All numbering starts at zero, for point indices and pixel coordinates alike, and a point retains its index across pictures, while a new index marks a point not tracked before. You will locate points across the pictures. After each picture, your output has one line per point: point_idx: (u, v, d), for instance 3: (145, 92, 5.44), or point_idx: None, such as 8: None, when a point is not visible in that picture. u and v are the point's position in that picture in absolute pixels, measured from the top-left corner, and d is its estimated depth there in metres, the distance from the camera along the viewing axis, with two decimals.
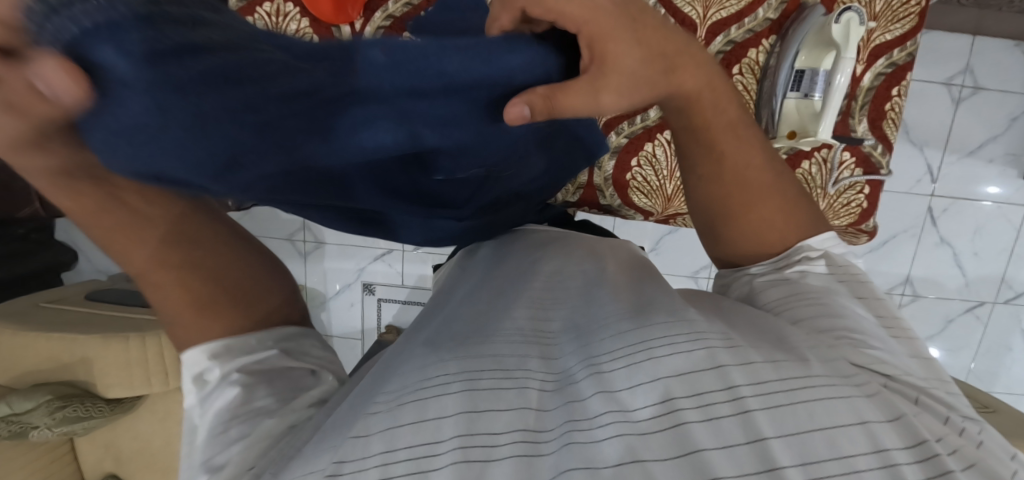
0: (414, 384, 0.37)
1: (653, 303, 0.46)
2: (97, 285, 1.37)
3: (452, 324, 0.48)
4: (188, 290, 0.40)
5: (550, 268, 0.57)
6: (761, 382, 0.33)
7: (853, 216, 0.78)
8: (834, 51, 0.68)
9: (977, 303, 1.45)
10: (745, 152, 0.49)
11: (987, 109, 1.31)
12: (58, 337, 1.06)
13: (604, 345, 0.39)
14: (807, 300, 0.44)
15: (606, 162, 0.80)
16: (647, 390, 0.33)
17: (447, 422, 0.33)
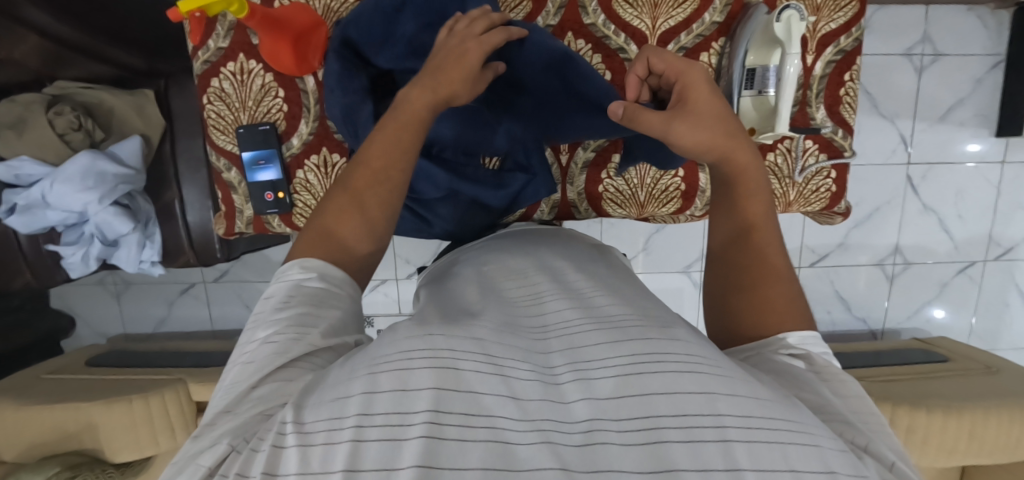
0: (395, 353, 0.37)
1: (654, 315, 0.47)
2: (96, 349, 1.37)
3: (443, 307, 0.50)
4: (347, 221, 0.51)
5: (539, 265, 0.61)
6: (749, 417, 0.33)
7: (825, 200, 0.79)
8: (780, 49, 0.69)
9: (968, 264, 1.46)
10: (771, 250, 0.53)
11: (950, 74, 1.33)
12: (63, 407, 1.07)
13: (594, 353, 0.40)
14: (786, 372, 0.43)
15: (578, 177, 0.83)
16: (626, 405, 0.35)
17: (422, 395, 0.34)
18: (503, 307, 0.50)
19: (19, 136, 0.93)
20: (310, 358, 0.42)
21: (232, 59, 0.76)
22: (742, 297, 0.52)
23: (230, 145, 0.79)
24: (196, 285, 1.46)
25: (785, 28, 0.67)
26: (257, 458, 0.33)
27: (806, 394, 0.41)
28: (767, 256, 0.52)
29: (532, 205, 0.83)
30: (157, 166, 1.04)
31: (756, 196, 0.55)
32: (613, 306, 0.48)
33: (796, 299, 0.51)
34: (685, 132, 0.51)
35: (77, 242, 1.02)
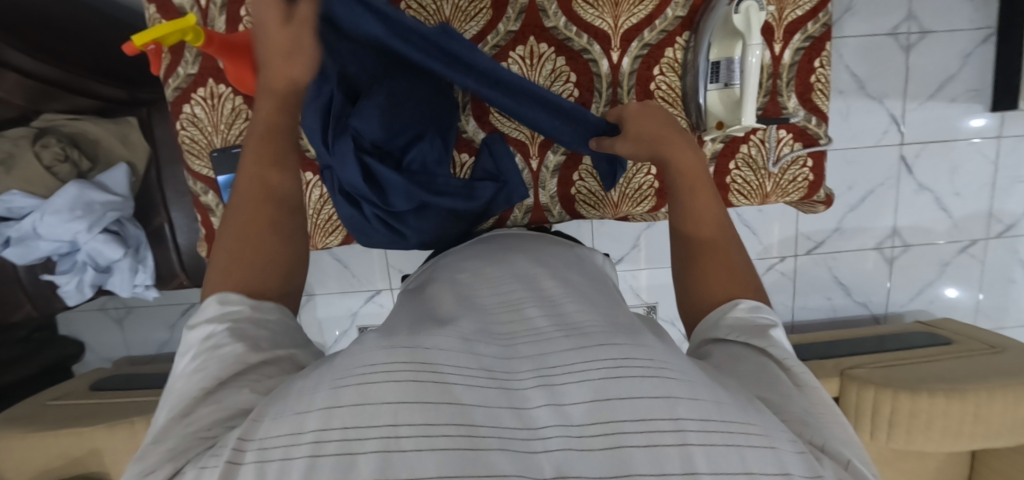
0: (361, 367, 0.36)
1: (624, 324, 0.48)
2: (101, 374, 1.39)
3: (414, 317, 0.50)
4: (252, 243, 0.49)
5: (515, 272, 0.61)
6: (708, 421, 0.35)
7: (803, 189, 0.81)
8: (742, 40, 0.71)
9: (970, 242, 1.43)
10: (715, 228, 0.63)
11: (938, 51, 1.31)
12: (68, 433, 1.09)
13: (560, 358, 0.40)
14: (746, 362, 0.48)
15: (549, 181, 0.85)
16: (589, 411, 0.35)
17: (381, 410, 0.33)
18: (476, 314, 0.50)
19: (7, 172, 0.94)
20: (246, 377, 0.41)
21: (202, 84, 0.77)
22: (704, 270, 0.60)
23: (205, 170, 0.81)
24: (195, 305, 1.47)
25: (745, 19, 0.70)
26: (211, 471, 0.32)
27: (769, 393, 0.44)
28: (720, 254, 0.60)
29: (506, 212, 0.84)
30: (145, 193, 1.06)
31: (699, 187, 0.64)
32: (581, 313, 0.49)
33: (741, 269, 0.59)
34: (626, 148, 0.69)
35: (70, 270, 1.04)
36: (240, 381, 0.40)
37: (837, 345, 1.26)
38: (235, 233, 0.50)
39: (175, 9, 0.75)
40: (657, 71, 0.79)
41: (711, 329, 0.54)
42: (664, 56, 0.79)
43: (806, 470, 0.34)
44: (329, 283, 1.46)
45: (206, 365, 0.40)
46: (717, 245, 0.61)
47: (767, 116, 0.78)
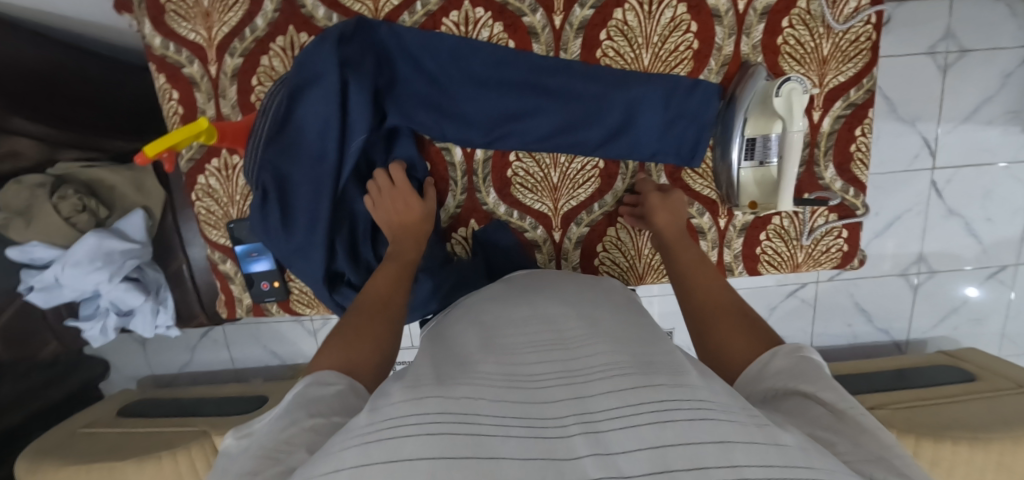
0: (390, 418, 0.38)
1: (652, 362, 0.49)
2: (127, 397, 1.43)
3: (443, 367, 0.50)
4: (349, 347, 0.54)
5: (543, 311, 0.62)
6: (768, 465, 0.33)
7: (836, 258, 0.81)
8: (780, 122, 0.69)
9: (999, 268, 1.39)
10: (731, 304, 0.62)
11: (976, 71, 1.24)
12: (100, 467, 1.12)
13: (600, 405, 0.41)
14: (790, 409, 0.46)
15: (572, 252, 0.84)
16: (642, 455, 0.34)
17: (421, 461, 0.33)
18: (499, 357, 0.52)
19: (27, 224, 0.94)
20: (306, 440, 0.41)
21: (214, 154, 0.71)
22: (733, 333, 0.57)
23: (223, 239, 0.75)
24: (215, 329, 1.49)
25: (785, 103, 0.67)
26: None
27: (822, 433, 0.42)
28: (738, 319, 0.59)
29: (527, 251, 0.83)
30: (162, 237, 1.07)
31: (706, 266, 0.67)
32: (604, 356, 0.50)
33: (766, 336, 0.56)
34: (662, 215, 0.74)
35: (94, 315, 1.05)
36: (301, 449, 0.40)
37: (856, 380, 1.24)
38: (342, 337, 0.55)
39: (184, 78, 0.72)
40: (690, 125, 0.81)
41: (760, 382, 0.52)
42: None
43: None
44: None
45: (279, 453, 0.40)
46: (727, 310, 0.60)
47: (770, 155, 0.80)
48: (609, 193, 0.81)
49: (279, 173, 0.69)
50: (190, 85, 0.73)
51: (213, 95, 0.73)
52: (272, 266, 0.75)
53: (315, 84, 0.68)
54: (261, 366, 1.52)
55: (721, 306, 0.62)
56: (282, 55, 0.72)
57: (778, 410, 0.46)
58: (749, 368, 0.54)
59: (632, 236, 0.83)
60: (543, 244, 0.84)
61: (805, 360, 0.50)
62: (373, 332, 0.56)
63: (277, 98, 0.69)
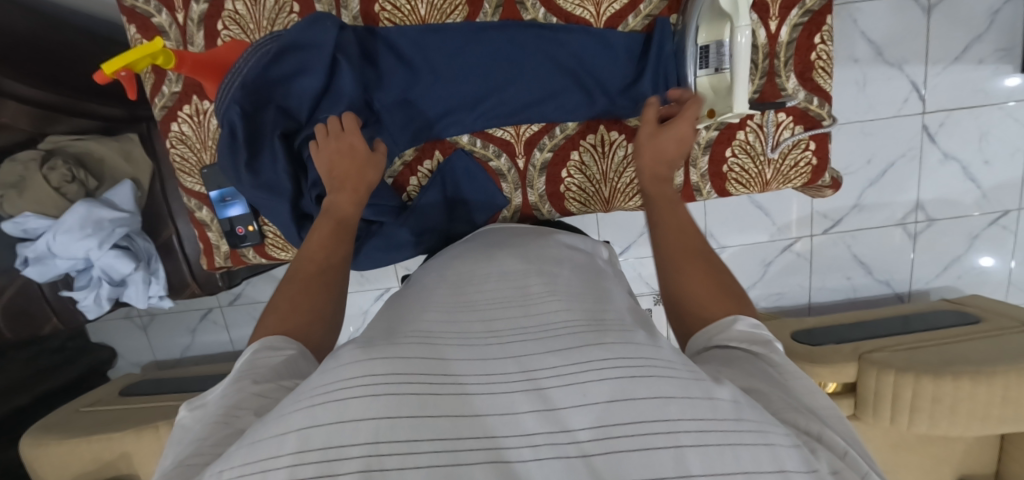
0: (336, 379, 0.33)
1: (605, 321, 0.46)
2: (131, 379, 1.46)
3: (390, 326, 0.48)
4: (299, 303, 0.54)
5: (501, 270, 0.61)
6: (702, 419, 0.32)
7: (806, 174, 0.80)
8: (729, 22, 0.68)
9: (1001, 213, 1.35)
10: (705, 266, 0.58)
11: (961, 10, 1.21)
12: (98, 439, 1.14)
13: (548, 359, 0.38)
14: (732, 365, 0.44)
15: (537, 180, 0.82)
16: (586, 413, 0.33)
17: (366, 424, 0.30)
18: (449, 314, 0.50)
19: (20, 194, 0.97)
20: (264, 400, 0.42)
21: (186, 101, 0.73)
22: (703, 283, 0.56)
23: (198, 186, 0.77)
24: (214, 310, 1.51)
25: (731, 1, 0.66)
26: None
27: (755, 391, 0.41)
28: (709, 266, 0.58)
29: (493, 180, 0.81)
30: (151, 206, 1.10)
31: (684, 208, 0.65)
32: (559, 313, 0.47)
33: (735, 300, 0.55)
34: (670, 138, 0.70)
35: (88, 285, 1.07)
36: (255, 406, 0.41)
37: (855, 327, 1.22)
38: (294, 290, 0.55)
39: (153, 27, 0.75)
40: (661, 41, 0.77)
41: (714, 336, 0.50)
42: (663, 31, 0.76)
43: (804, 466, 0.31)
44: None
45: (230, 418, 0.39)
46: (700, 247, 0.61)
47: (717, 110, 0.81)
48: (570, 115, 0.79)
49: (247, 112, 0.69)
50: (160, 35, 0.75)
51: (181, 43, 0.75)
52: (245, 209, 0.76)
53: (299, 48, 0.70)
54: None
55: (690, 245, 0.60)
56: None
57: (721, 362, 0.45)
58: (709, 326, 0.52)
59: (597, 160, 0.81)
60: (507, 173, 0.82)
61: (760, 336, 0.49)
62: (327, 279, 0.57)
63: (259, 49, 0.70)
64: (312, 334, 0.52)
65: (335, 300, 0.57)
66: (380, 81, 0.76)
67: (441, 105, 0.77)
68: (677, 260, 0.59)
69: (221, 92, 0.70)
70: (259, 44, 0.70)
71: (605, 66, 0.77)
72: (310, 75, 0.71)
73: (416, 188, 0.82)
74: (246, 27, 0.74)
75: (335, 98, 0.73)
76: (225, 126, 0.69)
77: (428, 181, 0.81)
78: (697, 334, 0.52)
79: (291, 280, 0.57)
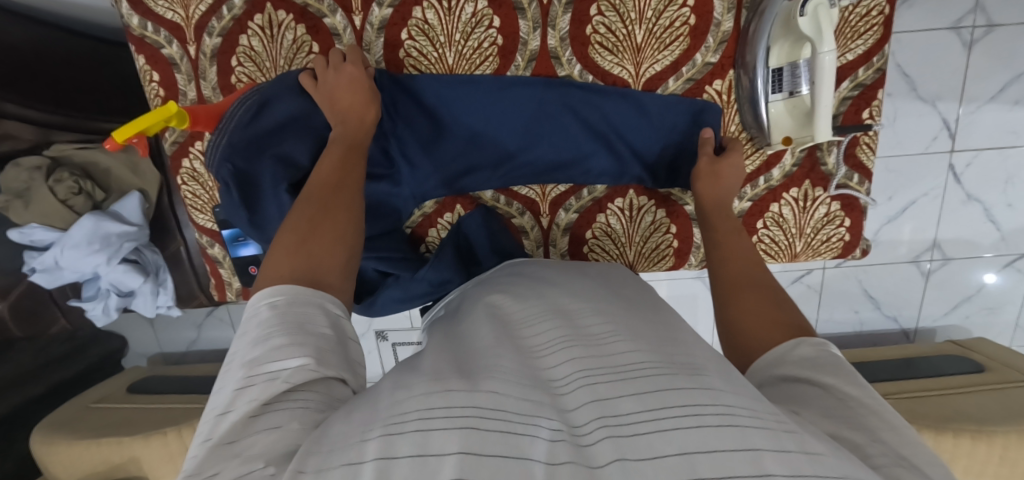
0: (409, 412, 0.37)
1: (679, 362, 0.45)
2: (137, 373, 1.46)
3: (446, 367, 0.47)
4: (304, 244, 0.50)
5: (557, 304, 0.58)
6: (799, 475, 0.30)
7: (837, 249, 0.80)
8: (809, 44, 0.65)
9: (1017, 257, 1.33)
10: (760, 294, 0.57)
11: (1003, 48, 1.16)
12: (107, 442, 1.16)
13: (622, 407, 0.38)
14: (808, 402, 0.43)
15: (561, 239, 0.82)
16: (671, 461, 0.32)
17: (446, 460, 0.32)
18: (515, 354, 0.48)
19: (26, 205, 0.95)
20: (292, 399, 0.40)
21: (199, 138, 0.71)
22: (758, 316, 0.55)
23: (209, 223, 0.75)
24: (219, 308, 1.51)
25: (813, 22, 0.63)
26: None
27: (850, 432, 0.39)
28: (758, 294, 0.57)
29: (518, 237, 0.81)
30: (160, 218, 1.08)
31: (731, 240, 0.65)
32: (631, 354, 0.46)
33: (791, 325, 0.52)
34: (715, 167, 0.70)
35: (96, 295, 1.08)
36: (289, 407, 0.39)
37: (860, 368, 1.22)
38: (299, 235, 0.51)
39: (162, 59, 0.74)
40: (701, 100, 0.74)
41: (777, 368, 0.48)
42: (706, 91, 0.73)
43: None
44: None
45: (237, 436, 0.37)
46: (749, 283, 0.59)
47: (769, 166, 0.76)
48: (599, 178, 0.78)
49: (241, 168, 0.67)
50: (171, 66, 0.74)
51: (193, 77, 0.74)
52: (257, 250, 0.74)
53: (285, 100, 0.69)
54: None
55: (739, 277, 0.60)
56: (261, 34, 0.71)
57: (785, 397, 0.44)
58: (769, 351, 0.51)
59: (623, 224, 0.81)
60: (531, 231, 0.82)
61: (827, 353, 0.47)
62: (333, 224, 0.53)
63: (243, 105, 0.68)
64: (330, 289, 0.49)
65: (347, 250, 0.53)
66: (398, 133, 0.73)
67: (461, 161, 0.76)
68: (725, 295, 0.59)
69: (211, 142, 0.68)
70: (242, 98, 0.69)
71: (625, 121, 0.74)
72: (304, 124, 0.70)
73: (434, 242, 0.82)
74: (261, 65, 0.73)
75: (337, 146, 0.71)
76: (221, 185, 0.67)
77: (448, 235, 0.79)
78: (760, 368, 0.50)
79: (295, 221, 0.53)
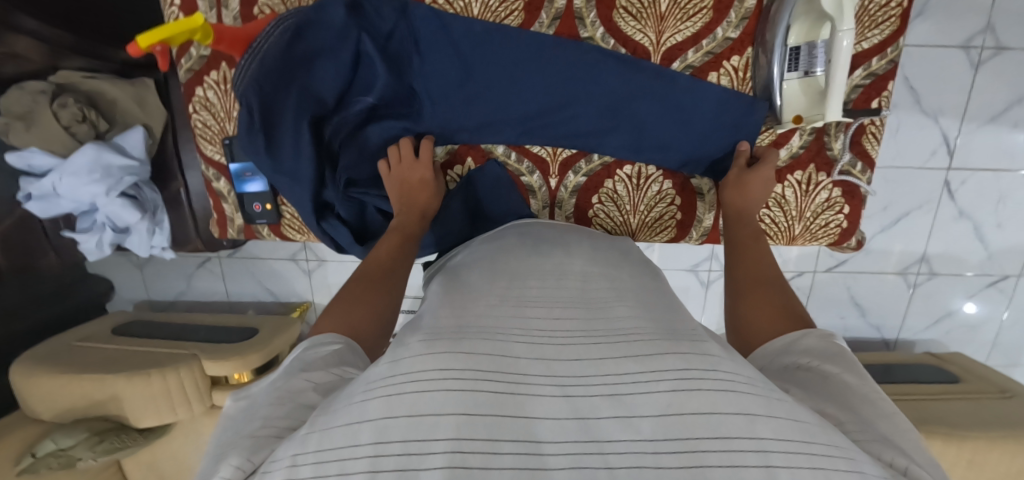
0: (403, 372, 0.37)
1: (677, 329, 0.46)
2: (123, 317, 1.45)
3: (450, 314, 0.47)
4: (349, 308, 0.56)
5: (559, 268, 0.59)
6: (787, 439, 0.33)
7: (833, 236, 0.81)
8: (830, 23, 0.66)
9: (1000, 277, 1.37)
10: (775, 292, 0.58)
11: (1008, 71, 1.19)
12: (90, 378, 1.16)
13: (615, 367, 0.40)
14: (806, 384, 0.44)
15: (566, 202, 0.80)
16: (657, 425, 0.35)
17: (444, 420, 0.33)
18: (519, 309, 0.49)
19: (27, 128, 0.94)
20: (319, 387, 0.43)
21: (215, 67, 0.70)
22: (766, 311, 0.56)
23: (218, 155, 0.75)
24: (211, 260, 1.50)
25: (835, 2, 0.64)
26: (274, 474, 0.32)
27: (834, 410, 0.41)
28: (770, 291, 0.59)
29: (523, 195, 0.80)
30: (162, 157, 1.06)
31: (754, 244, 0.66)
32: (631, 319, 0.48)
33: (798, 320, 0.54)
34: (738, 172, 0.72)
35: (91, 228, 1.07)
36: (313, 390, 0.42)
37: None
38: (345, 299, 0.57)
39: None
40: (716, 77, 0.74)
41: (782, 356, 0.50)
42: (722, 67, 0.73)
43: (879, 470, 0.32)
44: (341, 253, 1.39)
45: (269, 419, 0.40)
46: (764, 280, 0.60)
47: (777, 145, 0.76)
48: (613, 143, 0.75)
49: (268, 98, 0.65)
50: None
51: (214, 4, 0.74)
52: (264, 188, 0.74)
53: (325, 34, 0.66)
54: (254, 300, 1.53)
55: (755, 277, 0.61)
56: None
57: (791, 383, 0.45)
58: (771, 341, 0.53)
59: (629, 191, 0.79)
60: (538, 191, 0.80)
61: (833, 344, 0.48)
62: (374, 295, 0.59)
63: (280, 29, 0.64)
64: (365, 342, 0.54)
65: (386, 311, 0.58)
66: (424, 78, 0.71)
67: (475, 114, 0.74)
68: (738, 291, 0.60)
69: (241, 65, 0.66)
70: (282, 18, 0.65)
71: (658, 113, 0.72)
72: (335, 63, 0.67)
73: (442, 191, 0.81)
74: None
75: (364, 86, 0.71)
76: (243, 107, 0.65)
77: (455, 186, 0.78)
78: (763, 354, 0.52)
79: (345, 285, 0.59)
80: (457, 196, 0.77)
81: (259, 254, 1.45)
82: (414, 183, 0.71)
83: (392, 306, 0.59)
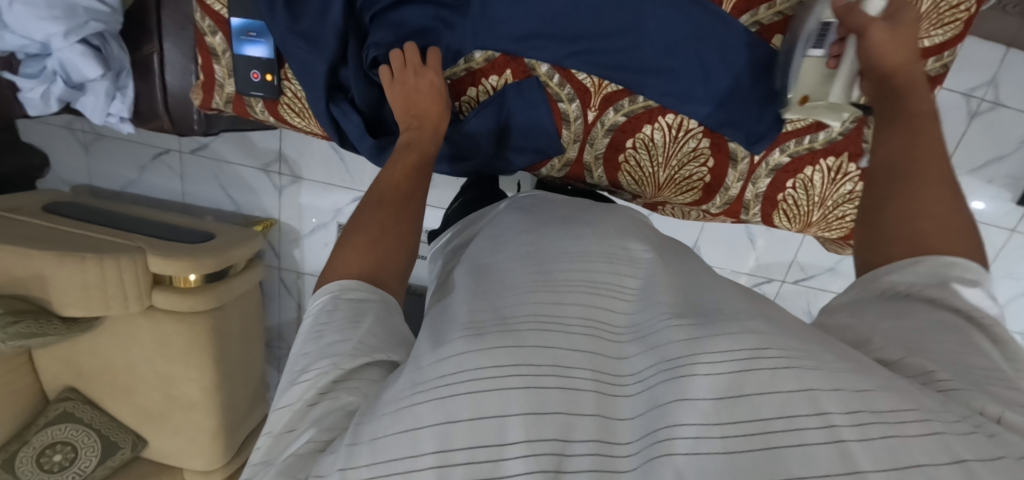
0: (449, 370, 0.34)
1: (711, 310, 0.40)
2: (59, 195, 1.29)
3: (492, 300, 0.43)
4: (368, 242, 0.50)
5: (598, 232, 0.53)
6: (854, 413, 0.30)
7: (844, 231, 0.81)
8: None
9: None
10: (930, 195, 0.46)
11: (1001, 129, 1.17)
12: (12, 249, 1.02)
13: (672, 350, 0.35)
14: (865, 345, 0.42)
15: (600, 139, 0.75)
16: (710, 410, 0.31)
17: (512, 422, 0.32)
18: (571, 292, 0.43)
19: None
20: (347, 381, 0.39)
21: None
22: (907, 218, 0.46)
23: (217, 6, 0.71)
24: (171, 153, 1.34)
25: None
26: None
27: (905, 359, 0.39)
28: (929, 188, 0.47)
29: (555, 123, 0.74)
30: (138, 12, 0.92)
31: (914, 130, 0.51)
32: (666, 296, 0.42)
33: (955, 239, 0.44)
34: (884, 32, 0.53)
35: (39, 76, 0.93)
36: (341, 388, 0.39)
37: None
38: (363, 229, 0.51)
39: None
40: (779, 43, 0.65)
41: (888, 275, 0.45)
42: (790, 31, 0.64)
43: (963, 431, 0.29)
44: (317, 171, 1.27)
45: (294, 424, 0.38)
46: (922, 170, 0.48)
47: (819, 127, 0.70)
48: (665, 86, 0.68)
49: None
50: None
51: None
52: (266, 54, 0.72)
53: None
54: (213, 207, 1.40)
55: (907, 172, 0.48)
56: None
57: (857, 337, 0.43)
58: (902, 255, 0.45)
59: (665, 142, 0.73)
60: (573, 122, 0.73)
61: (946, 274, 0.42)
62: (399, 229, 0.52)
63: None
64: (389, 278, 0.49)
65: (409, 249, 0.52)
66: None
67: (531, 17, 0.64)
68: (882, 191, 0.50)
69: None
70: None
71: (727, 69, 0.65)
72: None
73: (471, 101, 0.74)
74: None
75: None
76: None
77: (487, 99, 0.73)
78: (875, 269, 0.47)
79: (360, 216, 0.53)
80: (485, 112, 0.73)
81: (226, 157, 1.32)
82: (426, 93, 0.66)
83: (415, 236, 0.54)
